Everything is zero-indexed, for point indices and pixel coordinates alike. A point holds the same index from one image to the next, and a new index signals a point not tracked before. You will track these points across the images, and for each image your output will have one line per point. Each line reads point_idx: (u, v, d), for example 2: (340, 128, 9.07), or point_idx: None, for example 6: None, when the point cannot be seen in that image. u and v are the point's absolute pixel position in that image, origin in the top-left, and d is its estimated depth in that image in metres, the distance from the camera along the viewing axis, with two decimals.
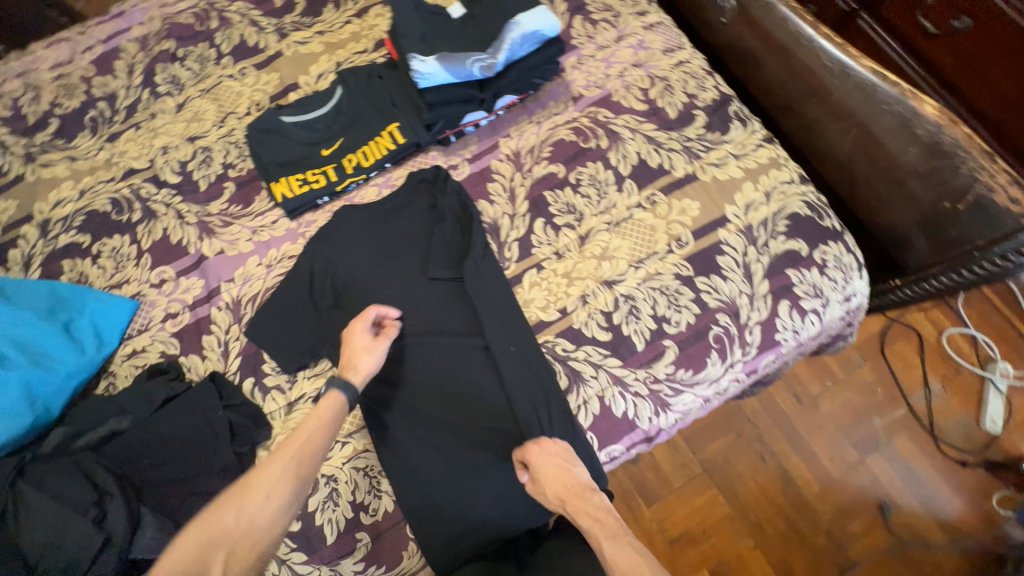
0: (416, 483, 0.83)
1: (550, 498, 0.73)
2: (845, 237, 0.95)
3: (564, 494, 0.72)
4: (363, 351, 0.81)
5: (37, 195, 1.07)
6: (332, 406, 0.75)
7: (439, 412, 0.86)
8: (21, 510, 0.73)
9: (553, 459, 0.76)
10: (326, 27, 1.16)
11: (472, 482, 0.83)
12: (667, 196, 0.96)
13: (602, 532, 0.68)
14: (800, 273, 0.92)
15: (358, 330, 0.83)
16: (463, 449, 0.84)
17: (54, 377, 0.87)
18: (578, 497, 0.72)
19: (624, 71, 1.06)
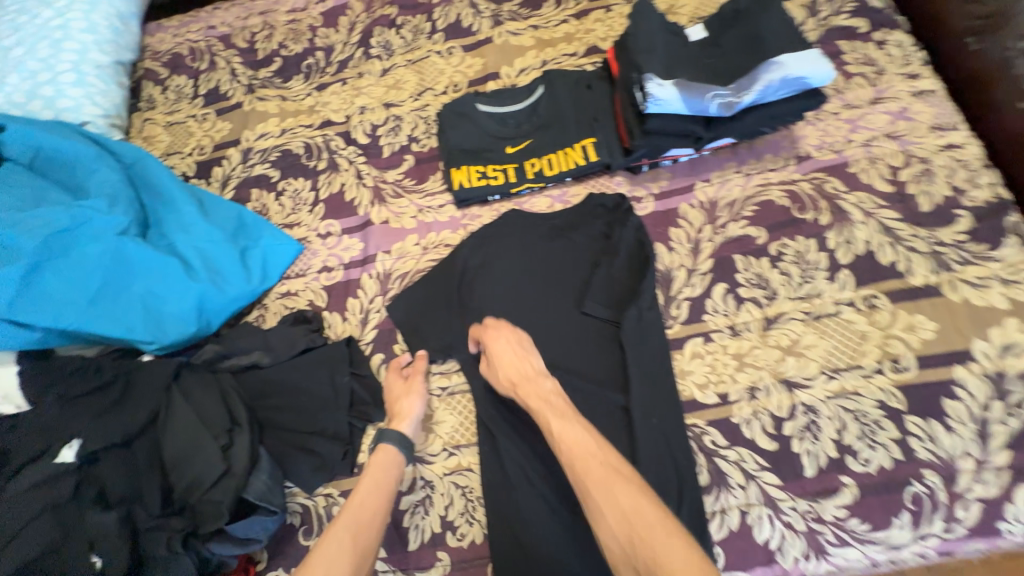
0: (508, 528, 0.76)
1: (501, 380, 0.77)
2: None
3: (515, 376, 0.76)
4: (399, 395, 0.83)
5: (248, 123, 1.17)
6: (384, 457, 0.77)
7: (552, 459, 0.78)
8: (169, 414, 0.77)
9: (501, 339, 0.79)
10: (541, 22, 1.11)
11: (570, 551, 0.72)
12: (893, 303, 0.78)
13: (553, 414, 0.69)
14: None
15: (393, 380, 0.85)
16: (570, 510, 0.75)
17: (224, 297, 0.92)
18: (529, 382, 0.75)
19: (872, 140, 0.88)
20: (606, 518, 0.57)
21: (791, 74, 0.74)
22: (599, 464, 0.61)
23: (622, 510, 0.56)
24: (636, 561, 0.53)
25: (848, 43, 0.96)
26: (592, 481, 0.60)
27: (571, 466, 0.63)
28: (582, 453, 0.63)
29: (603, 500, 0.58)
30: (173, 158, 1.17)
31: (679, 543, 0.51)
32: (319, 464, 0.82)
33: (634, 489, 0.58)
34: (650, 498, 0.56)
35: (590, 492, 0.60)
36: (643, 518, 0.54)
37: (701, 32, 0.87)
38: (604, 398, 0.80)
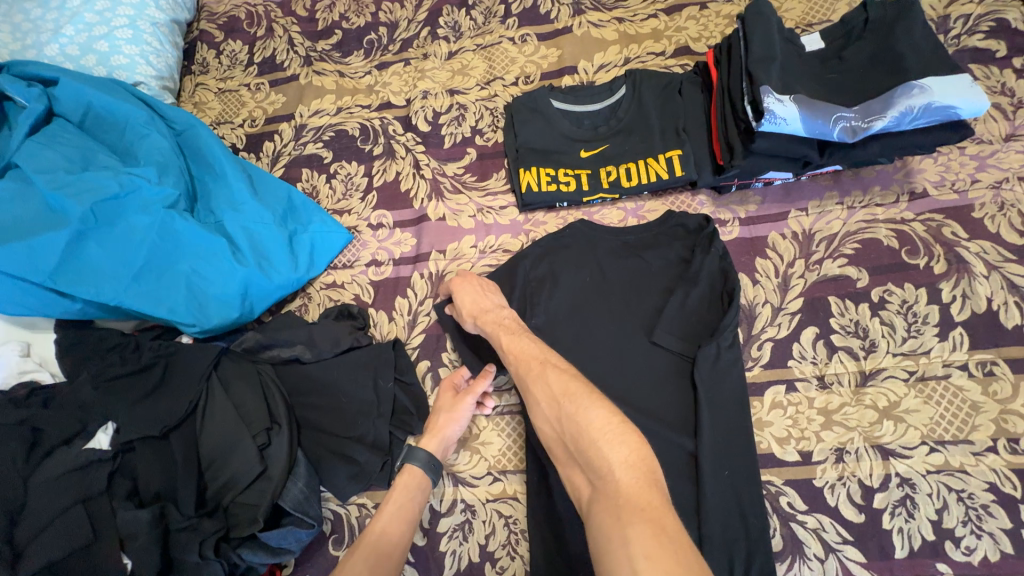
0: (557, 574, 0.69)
1: (465, 315, 0.78)
2: None
3: (474, 308, 0.77)
4: (442, 408, 0.76)
5: (303, 98, 1.10)
6: (410, 479, 0.72)
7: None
8: (207, 406, 0.73)
9: (466, 280, 0.81)
10: (627, 14, 1.01)
11: None
12: (1015, 373, 0.69)
13: (503, 331, 0.72)
14: None
15: (443, 390, 0.79)
16: None
17: (269, 283, 0.86)
18: (486, 312, 0.76)
19: (1003, 182, 0.78)
20: (540, 405, 0.63)
21: (937, 100, 0.64)
22: (538, 360, 0.66)
23: (551, 394, 0.62)
24: (566, 435, 0.59)
25: (981, 68, 0.84)
26: (530, 375, 0.65)
27: (516, 369, 0.68)
28: (524, 356, 0.68)
29: (539, 392, 0.63)
30: (223, 127, 1.12)
31: (601, 409, 0.57)
32: (356, 473, 0.77)
33: (566, 376, 0.62)
34: (576, 380, 0.62)
35: (527, 385, 0.65)
36: (573, 399, 0.59)
37: (818, 42, 0.77)
38: (673, 441, 0.71)
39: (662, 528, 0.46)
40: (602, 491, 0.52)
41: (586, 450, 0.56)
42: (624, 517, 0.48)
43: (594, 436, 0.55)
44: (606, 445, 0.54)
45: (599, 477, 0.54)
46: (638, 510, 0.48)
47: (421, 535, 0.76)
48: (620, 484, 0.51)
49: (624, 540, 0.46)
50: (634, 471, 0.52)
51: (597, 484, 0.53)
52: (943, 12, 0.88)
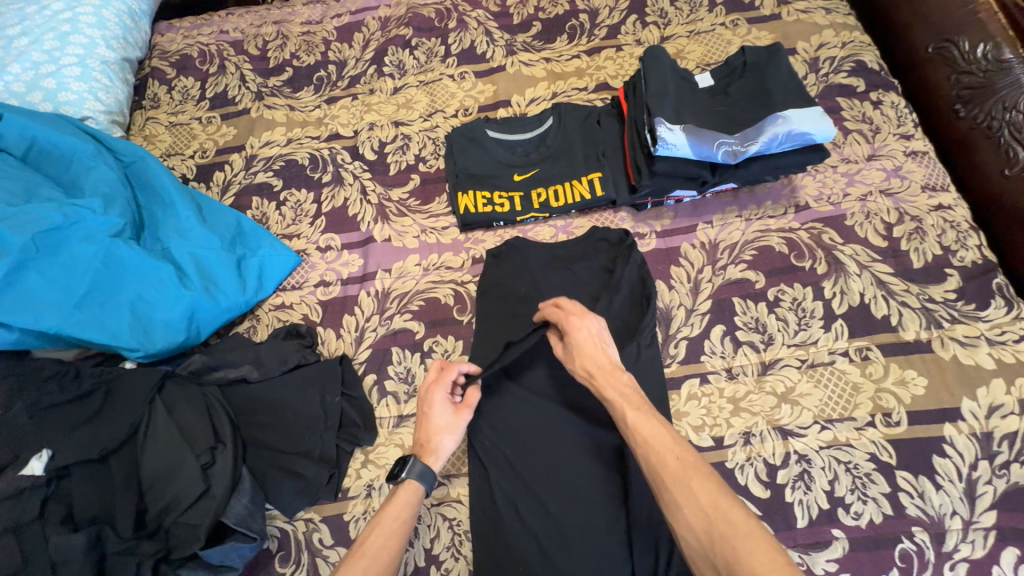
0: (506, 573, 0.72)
1: (576, 366, 0.71)
2: None
3: (593, 366, 0.70)
4: (443, 427, 0.75)
5: (254, 131, 1.16)
6: (410, 494, 0.70)
7: (556, 493, 0.76)
8: (150, 428, 0.75)
9: (581, 320, 0.72)
10: (553, 55, 1.13)
11: None
12: (885, 356, 0.80)
13: (630, 407, 0.64)
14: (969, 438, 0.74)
15: (437, 404, 0.76)
16: (563, 553, 0.72)
17: (217, 306, 0.89)
18: (608, 375, 0.69)
19: (867, 195, 0.92)
20: (682, 514, 0.54)
21: (796, 127, 0.78)
22: (676, 457, 0.58)
23: (701, 507, 0.53)
24: (715, 556, 0.51)
25: (846, 100, 1.00)
26: (668, 474, 0.57)
27: (646, 461, 0.60)
28: (657, 445, 0.60)
29: (680, 496, 0.55)
30: (173, 159, 1.15)
31: (762, 541, 0.49)
32: (302, 488, 0.78)
33: (715, 485, 0.55)
34: (730, 499, 0.53)
35: (664, 484, 0.57)
36: (729, 524, 0.51)
37: (710, 79, 0.90)
38: (601, 435, 0.79)
39: None
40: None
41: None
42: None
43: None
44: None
45: None
46: None
47: None
48: None
49: None
50: None
51: None
52: (814, 55, 1.04)
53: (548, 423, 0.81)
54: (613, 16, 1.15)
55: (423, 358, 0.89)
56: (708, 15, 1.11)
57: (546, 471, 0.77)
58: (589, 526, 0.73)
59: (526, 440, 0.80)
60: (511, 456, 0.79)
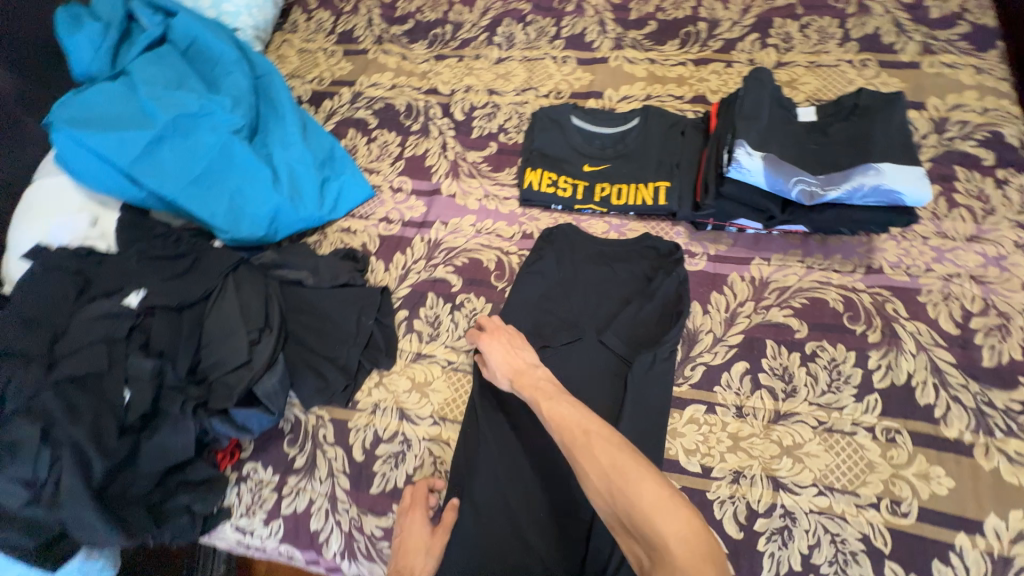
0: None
1: (500, 375, 0.78)
2: None
3: (510, 369, 0.77)
4: (416, 546, 0.75)
5: (366, 71, 1.27)
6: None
7: (521, 503, 0.78)
8: (220, 297, 0.88)
9: (492, 336, 0.81)
10: (659, 57, 1.12)
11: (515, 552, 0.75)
12: (914, 445, 0.75)
13: (541, 397, 0.70)
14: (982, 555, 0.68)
15: (414, 524, 0.77)
16: (528, 514, 0.77)
17: (295, 214, 1.02)
18: (524, 374, 0.76)
19: (954, 276, 0.84)
20: (589, 479, 0.59)
21: (886, 183, 0.74)
22: (580, 430, 0.63)
23: (603, 472, 0.58)
24: (616, 509, 0.56)
25: (966, 170, 0.90)
26: (574, 445, 0.62)
27: (561, 441, 0.64)
28: (568, 423, 0.65)
29: (586, 465, 0.60)
30: (295, 81, 1.29)
31: (651, 483, 0.55)
32: (321, 387, 0.89)
33: (613, 446, 0.59)
34: (625, 451, 0.59)
35: (573, 457, 0.62)
36: (624, 475, 0.56)
37: (811, 116, 0.86)
38: None
39: None
40: (661, 567, 0.51)
41: (641, 528, 0.53)
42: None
43: (650, 516, 0.53)
44: (659, 519, 0.52)
45: (654, 550, 0.52)
46: None
47: (360, 452, 0.87)
48: (675, 557, 0.50)
49: None
50: (688, 544, 0.50)
51: (653, 555, 0.52)
52: (945, 114, 0.95)
53: (507, 435, 0.82)
54: (733, 30, 1.11)
55: (452, 309, 0.96)
56: (837, 49, 1.04)
57: (509, 480, 0.79)
58: (556, 513, 0.77)
59: (488, 453, 0.81)
60: (474, 463, 0.81)
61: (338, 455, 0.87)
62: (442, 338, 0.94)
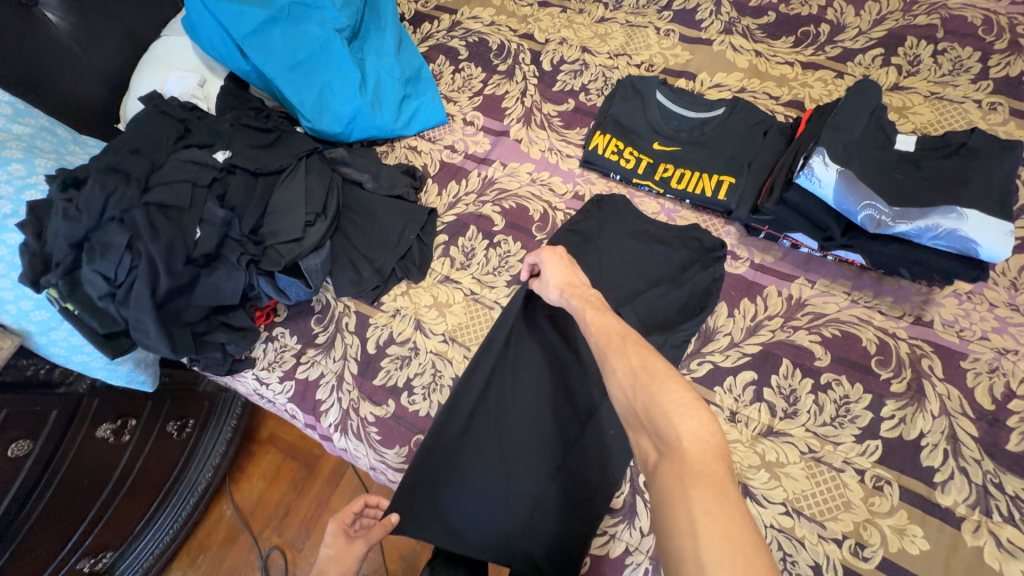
0: (464, 526, 0.81)
1: (552, 286, 0.79)
2: None
3: (566, 282, 0.78)
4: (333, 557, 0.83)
5: (470, 2, 1.28)
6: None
7: (494, 448, 0.84)
8: (289, 175, 0.96)
9: (552, 252, 0.81)
10: (767, 52, 1.06)
11: (487, 469, 0.83)
12: (901, 499, 0.73)
13: (590, 308, 0.71)
14: None
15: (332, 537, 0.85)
16: (508, 441, 0.84)
17: (372, 121, 1.08)
18: (577, 289, 0.77)
19: (1010, 352, 0.78)
20: (616, 375, 0.59)
21: (965, 231, 0.69)
22: (619, 337, 0.64)
23: (632, 367, 0.58)
24: (636, 405, 0.55)
25: None
26: (609, 346, 0.62)
27: (597, 344, 0.65)
28: (606, 329, 0.66)
29: (616, 363, 0.60)
30: None
31: (677, 386, 0.54)
32: (354, 281, 0.96)
33: (647, 351, 0.59)
34: (656, 357, 0.58)
35: (606, 356, 0.62)
36: (653, 375, 0.55)
37: (909, 146, 0.80)
38: (581, 388, 0.87)
39: (724, 492, 0.45)
40: (667, 457, 0.49)
41: (656, 420, 0.52)
42: (688, 480, 0.47)
43: (666, 406, 0.52)
44: (676, 415, 0.51)
45: (664, 445, 0.51)
46: (701, 475, 0.47)
47: (373, 347, 0.95)
48: (686, 452, 0.49)
49: (684, 499, 0.45)
50: (701, 442, 0.49)
51: (661, 451, 0.51)
52: None
53: (505, 369, 0.88)
54: (857, 41, 1.03)
55: (488, 246, 1.00)
56: (967, 85, 0.95)
57: (503, 406, 0.86)
58: (530, 448, 0.84)
59: (496, 377, 0.88)
60: (483, 380, 0.87)
61: (353, 343, 0.96)
62: (471, 269, 0.99)
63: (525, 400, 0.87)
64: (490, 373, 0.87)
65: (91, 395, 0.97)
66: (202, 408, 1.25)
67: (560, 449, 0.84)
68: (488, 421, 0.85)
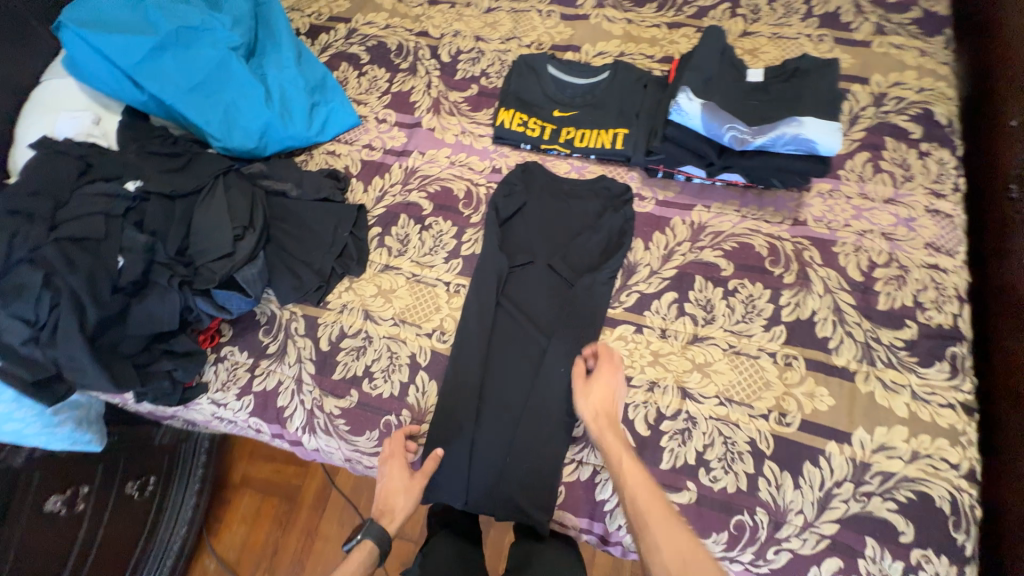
0: (450, 484, 0.88)
1: (587, 407, 0.80)
2: (950, 525, 0.76)
3: (601, 411, 0.79)
4: (398, 487, 0.83)
5: (362, 10, 1.33)
6: (366, 556, 0.80)
7: (470, 409, 0.89)
8: (208, 194, 0.96)
9: (610, 369, 0.82)
10: (636, 18, 1.19)
11: (465, 426, 0.89)
12: (807, 369, 0.86)
13: (628, 455, 0.74)
14: (841, 461, 0.79)
15: (394, 469, 0.84)
16: (481, 398, 0.91)
17: (285, 132, 1.10)
18: (610, 419, 0.78)
19: (867, 232, 0.94)
20: (661, 551, 0.66)
21: (805, 133, 0.86)
22: (661, 505, 0.70)
23: (678, 548, 0.65)
24: None
25: (894, 141, 0.99)
26: (652, 515, 0.69)
27: (635, 508, 0.70)
28: (649, 494, 0.71)
29: (662, 540, 0.66)
30: (295, 14, 1.35)
31: None
32: (295, 286, 0.98)
33: (693, 539, 0.66)
34: (699, 544, 0.66)
35: (647, 527, 0.68)
36: (699, 566, 0.63)
37: (758, 76, 0.97)
38: (534, 336, 0.94)
39: None
40: None
41: None
42: None
43: None
44: None
45: None
46: None
47: (327, 344, 0.97)
48: None
49: None
50: None
51: None
52: (883, 90, 1.03)
53: (471, 335, 0.93)
54: None
55: (421, 230, 1.05)
56: (799, 24, 1.12)
57: (471, 368, 0.91)
58: (500, 401, 0.91)
59: (464, 344, 0.93)
60: (454, 351, 0.93)
61: (306, 345, 0.97)
62: (408, 254, 1.03)
63: (476, 364, 0.92)
64: (458, 341, 0.93)
65: (31, 467, 0.91)
66: (162, 464, 1.20)
67: (523, 396, 0.90)
68: (454, 385, 0.91)
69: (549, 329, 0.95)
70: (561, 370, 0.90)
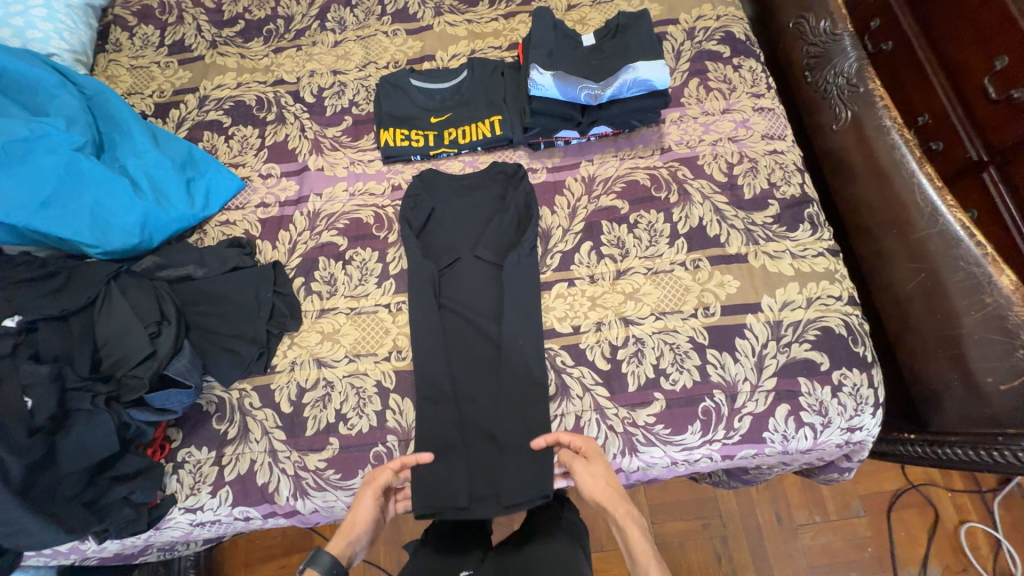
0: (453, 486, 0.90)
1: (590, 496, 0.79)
2: (851, 345, 0.93)
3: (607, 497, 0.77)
4: (352, 508, 0.79)
5: (206, 75, 1.29)
6: None
7: (449, 410, 0.94)
8: (105, 303, 0.90)
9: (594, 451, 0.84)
10: (475, 17, 1.29)
11: (450, 426, 0.93)
12: (712, 266, 1.00)
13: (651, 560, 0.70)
14: (759, 328, 0.95)
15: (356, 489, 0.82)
16: (456, 398, 0.95)
17: (167, 217, 1.05)
18: (618, 505, 0.77)
19: (718, 141, 1.11)
20: None
21: (641, 76, 1.02)
22: None
23: None
24: None
25: (713, 64, 1.18)
26: None
27: None
28: None
29: None
30: (133, 97, 1.27)
31: None
32: (236, 362, 0.96)
33: None
34: None
35: None
36: None
37: (592, 40, 1.12)
38: (484, 324, 1.00)
39: None
40: None
41: None
42: None
43: None
44: None
45: None
46: None
47: (288, 405, 0.95)
48: None
49: None
50: None
51: None
52: (691, 25, 1.22)
53: (426, 345, 0.97)
54: None
55: (344, 266, 1.06)
56: None
57: (436, 373, 0.95)
58: (474, 393, 0.96)
59: (422, 354, 0.96)
60: (414, 364, 0.96)
61: (267, 415, 0.95)
62: (340, 292, 1.04)
63: (440, 368, 0.95)
64: (415, 354, 0.97)
65: None
66: None
67: (494, 380, 0.96)
68: (426, 395, 0.94)
69: (496, 314, 1.01)
70: (519, 346, 0.96)
